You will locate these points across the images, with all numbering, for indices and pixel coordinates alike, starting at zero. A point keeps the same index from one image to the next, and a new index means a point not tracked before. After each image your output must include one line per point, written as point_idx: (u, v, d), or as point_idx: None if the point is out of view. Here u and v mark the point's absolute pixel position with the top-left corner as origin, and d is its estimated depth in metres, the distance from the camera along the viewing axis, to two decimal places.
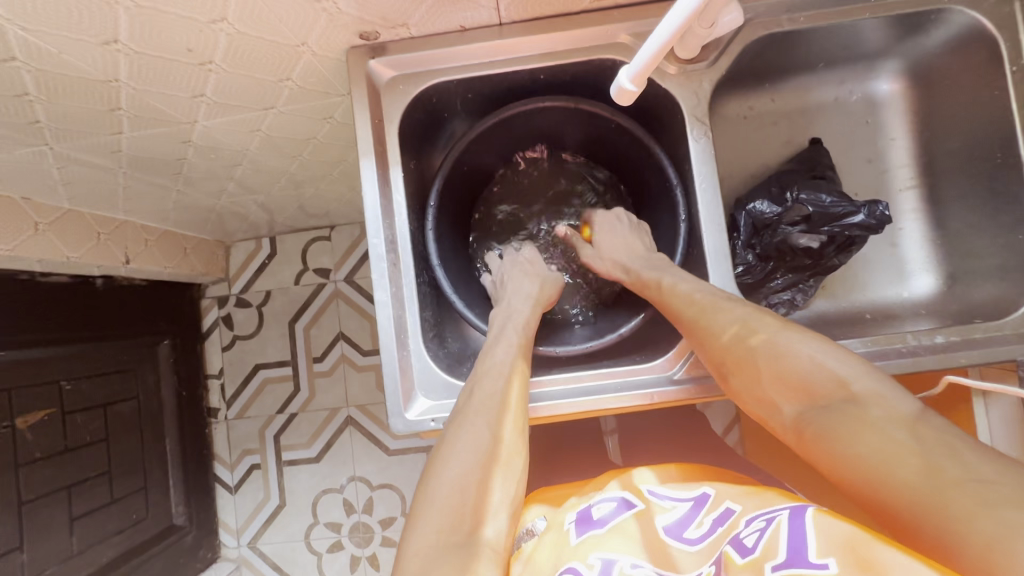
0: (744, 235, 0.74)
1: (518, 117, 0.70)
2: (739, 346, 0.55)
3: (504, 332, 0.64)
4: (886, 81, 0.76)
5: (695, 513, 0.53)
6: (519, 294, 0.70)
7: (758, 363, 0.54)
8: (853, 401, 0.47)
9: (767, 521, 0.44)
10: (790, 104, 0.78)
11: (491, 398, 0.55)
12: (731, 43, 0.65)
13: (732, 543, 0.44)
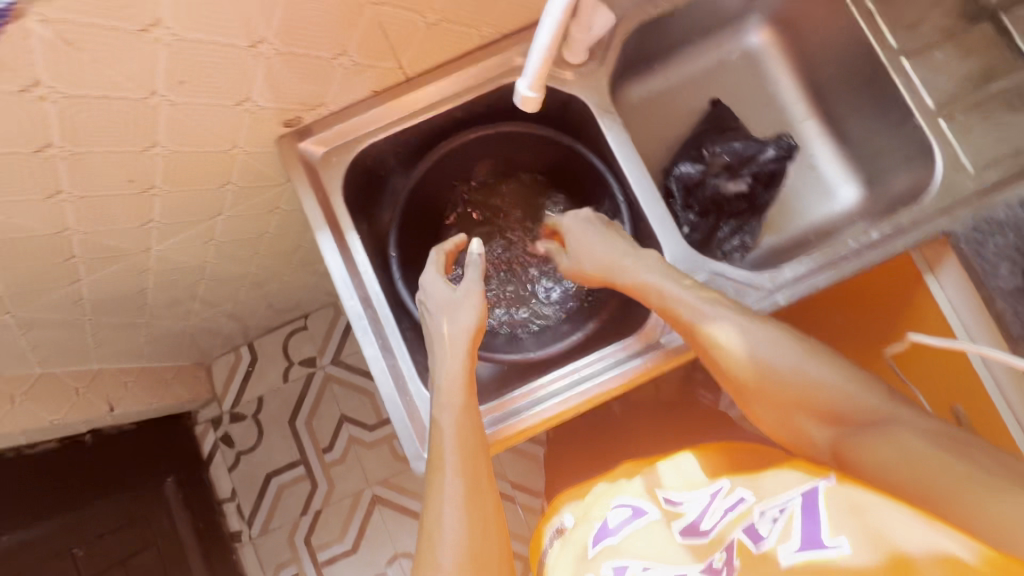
0: (680, 198, 0.79)
1: (448, 157, 0.77)
2: (766, 363, 0.54)
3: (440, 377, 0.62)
4: (755, 34, 0.85)
5: (712, 505, 0.54)
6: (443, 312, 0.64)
7: (791, 380, 0.53)
8: (869, 415, 0.49)
9: (779, 508, 0.47)
10: (682, 76, 0.86)
11: (469, 477, 0.55)
12: (612, 39, 0.72)
13: (744, 529, 0.47)
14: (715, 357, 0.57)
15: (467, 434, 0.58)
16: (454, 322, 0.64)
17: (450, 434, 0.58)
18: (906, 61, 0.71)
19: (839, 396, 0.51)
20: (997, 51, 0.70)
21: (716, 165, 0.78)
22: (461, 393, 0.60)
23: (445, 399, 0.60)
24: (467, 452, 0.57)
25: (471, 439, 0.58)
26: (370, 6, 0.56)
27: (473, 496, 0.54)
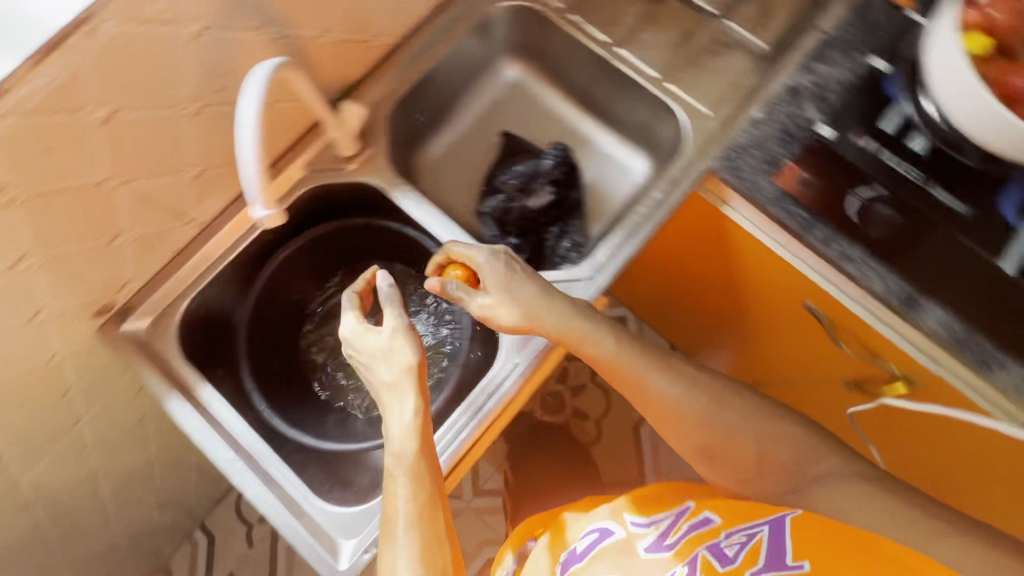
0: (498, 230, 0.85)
1: (276, 280, 0.78)
2: (676, 411, 0.64)
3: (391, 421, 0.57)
4: (510, 67, 0.95)
5: (675, 522, 0.59)
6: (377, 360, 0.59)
7: (714, 428, 0.63)
8: (816, 466, 0.59)
9: (746, 533, 0.52)
10: (467, 125, 0.95)
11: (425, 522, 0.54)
12: (377, 122, 0.79)
13: (711, 549, 0.53)
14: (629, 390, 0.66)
15: (423, 478, 0.55)
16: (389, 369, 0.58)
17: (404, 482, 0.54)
18: (624, 50, 0.82)
19: (791, 452, 0.61)
20: (684, 15, 0.83)
21: (513, 191, 0.86)
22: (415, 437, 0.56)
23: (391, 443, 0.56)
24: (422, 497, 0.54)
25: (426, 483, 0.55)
26: (124, 185, 0.60)
27: (428, 547, 0.53)
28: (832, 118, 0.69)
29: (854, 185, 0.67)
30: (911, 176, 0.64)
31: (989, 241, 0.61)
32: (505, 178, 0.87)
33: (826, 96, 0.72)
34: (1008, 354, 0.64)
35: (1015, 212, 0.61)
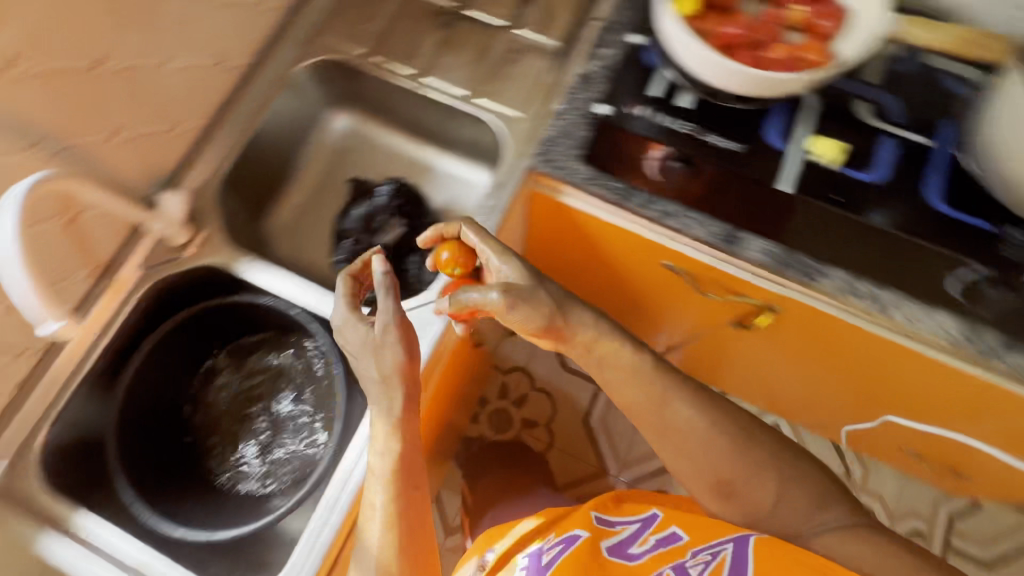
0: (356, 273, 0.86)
1: (138, 383, 0.74)
2: (671, 424, 0.71)
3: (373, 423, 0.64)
4: (338, 118, 0.98)
5: (641, 532, 0.73)
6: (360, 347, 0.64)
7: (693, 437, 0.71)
8: (827, 511, 0.68)
9: (711, 555, 0.64)
10: (310, 182, 0.97)
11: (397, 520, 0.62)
12: (205, 204, 0.80)
13: (676, 565, 0.65)
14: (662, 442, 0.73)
15: (394, 479, 0.62)
16: (381, 364, 0.63)
17: (386, 483, 0.62)
18: (430, 78, 0.86)
19: (817, 497, 0.69)
20: (475, 33, 0.88)
21: (359, 236, 0.87)
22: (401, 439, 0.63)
23: (379, 449, 0.63)
24: (403, 495, 0.63)
25: (409, 487, 0.63)
26: None
27: (402, 543, 0.62)
28: (606, 96, 0.72)
29: (648, 150, 0.70)
30: (686, 129, 0.68)
31: (765, 169, 0.66)
32: (348, 225, 0.88)
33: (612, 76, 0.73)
34: (831, 265, 0.69)
35: (778, 136, 0.67)
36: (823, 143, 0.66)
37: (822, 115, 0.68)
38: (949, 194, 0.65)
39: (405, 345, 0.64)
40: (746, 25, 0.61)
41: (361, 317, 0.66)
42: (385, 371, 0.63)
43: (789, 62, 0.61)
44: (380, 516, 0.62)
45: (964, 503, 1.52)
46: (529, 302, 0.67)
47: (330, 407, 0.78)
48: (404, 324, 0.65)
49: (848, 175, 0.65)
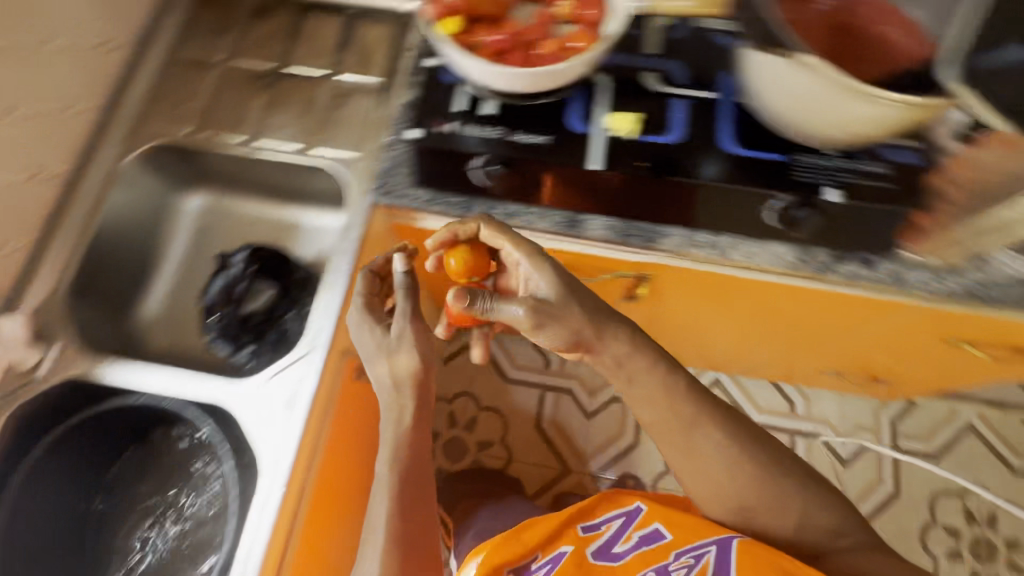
0: (232, 346, 0.84)
1: (27, 515, 0.74)
2: (697, 448, 0.76)
3: (386, 432, 0.71)
4: (191, 199, 0.97)
5: (626, 529, 0.83)
6: (377, 350, 0.73)
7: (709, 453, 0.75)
8: (846, 536, 0.76)
9: (693, 559, 0.72)
10: (175, 269, 0.95)
11: (409, 523, 0.66)
12: (51, 319, 0.78)
13: (659, 568, 0.74)
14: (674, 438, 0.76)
15: (406, 484, 0.68)
16: (396, 371, 0.72)
17: (393, 488, 0.67)
18: (261, 140, 0.87)
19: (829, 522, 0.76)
20: (297, 86, 0.90)
21: (226, 308, 0.85)
22: (407, 443, 0.71)
23: (389, 454, 0.70)
24: (407, 500, 0.67)
25: (417, 496, 0.68)
26: None
27: (411, 546, 0.65)
28: (414, 121, 0.73)
29: (467, 160, 0.72)
30: (495, 134, 0.71)
31: (575, 152, 0.70)
32: (212, 299, 0.86)
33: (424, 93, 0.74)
34: (665, 225, 0.75)
35: (580, 120, 0.71)
36: (619, 118, 0.70)
37: (618, 94, 0.72)
38: (742, 137, 0.70)
39: (410, 347, 0.72)
40: (507, 31, 0.65)
41: (385, 329, 0.74)
42: (398, 375, 0.72)
43: (562, 55, 0.65)
44: (388, 530, 0.65)
45: (900, 405, 1.61)
46: (559, 320, 0.69)
47: (223, 508, 0.77)
48: (418, 330, 0.74)
49: (649, 141, 0.69)
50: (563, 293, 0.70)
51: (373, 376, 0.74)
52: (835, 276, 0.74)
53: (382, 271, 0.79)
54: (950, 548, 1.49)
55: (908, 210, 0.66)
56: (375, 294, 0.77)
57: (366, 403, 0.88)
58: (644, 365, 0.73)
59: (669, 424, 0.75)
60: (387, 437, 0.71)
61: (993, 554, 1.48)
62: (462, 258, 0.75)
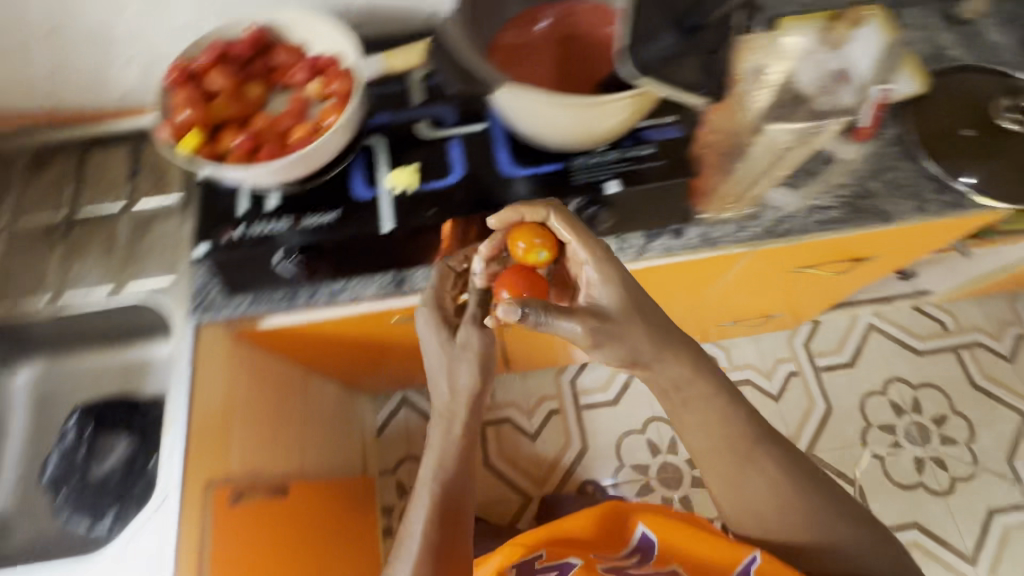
0: (87, 519, 0.80)
1: None
2: (735, 469, 0.71)
3: (445, 428, 0.70)
4: (22, 373, 0.92)
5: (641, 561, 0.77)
6: (436, 344, 0.71)
7: (752, 476, 0.70)
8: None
9: None
10: (25, 448, 0.89)
11: (448, 520, 0.66)
12: None
13: None
14: (721, 463, 0.71)
15: (449, 492, 0.67)
16: (455, 379, 0.70)
17: (435, 492, 0.67)
18: (66, 294, 0.84)
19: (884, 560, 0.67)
20: (95, 229, 0.87)
21: (74, 480, 0.82)
22: (457, 453, 0.69)
23: (435, 463, 0.69)
24: (449, 509, 0.66)
25: (460, 508, 0.67)
26: None
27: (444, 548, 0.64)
28: (199, 237, 0.70)
29: (270, 257, 0.71)
30: (286, 227, 0.70)
31: (368, 218, 0.70)
32: (58, 477, 0.84)
33: (202, 207, 0.72)
34: None
35: (365, 186, 0.72)
36: (397, 174, 0.72)
37: (394, 151, 0.74)
38: (518, 159, 0.73)
39: (467, 359, 0.70)
40: (250, 130, 0.66)
41: (449, 330, 0.71)
42: (449, 408, 0.70)
43: (316, 137, 0.66)
44: (422, 540, 0.64)
45: (808, 328, 1.71)
46: (618, 341, 0.64)
47: None
48: (484, 336, 0.70)
49: (433, 187, 0.71)
50: (626, 308, 0.65)
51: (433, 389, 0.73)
52: (653, 254, 0.77)
53: (462, 269, 0.74)
54: (891, 443, 1.58)
55: (683, 179, 0.71)
56: (444, 293, 0.72)
57: (266, 514, 0.86)
58: (704, 389, 0.70)
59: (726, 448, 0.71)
60: (438, 447, 0.70)
61: (928, 436, 1.58)
62: (530, 239, 0.67)
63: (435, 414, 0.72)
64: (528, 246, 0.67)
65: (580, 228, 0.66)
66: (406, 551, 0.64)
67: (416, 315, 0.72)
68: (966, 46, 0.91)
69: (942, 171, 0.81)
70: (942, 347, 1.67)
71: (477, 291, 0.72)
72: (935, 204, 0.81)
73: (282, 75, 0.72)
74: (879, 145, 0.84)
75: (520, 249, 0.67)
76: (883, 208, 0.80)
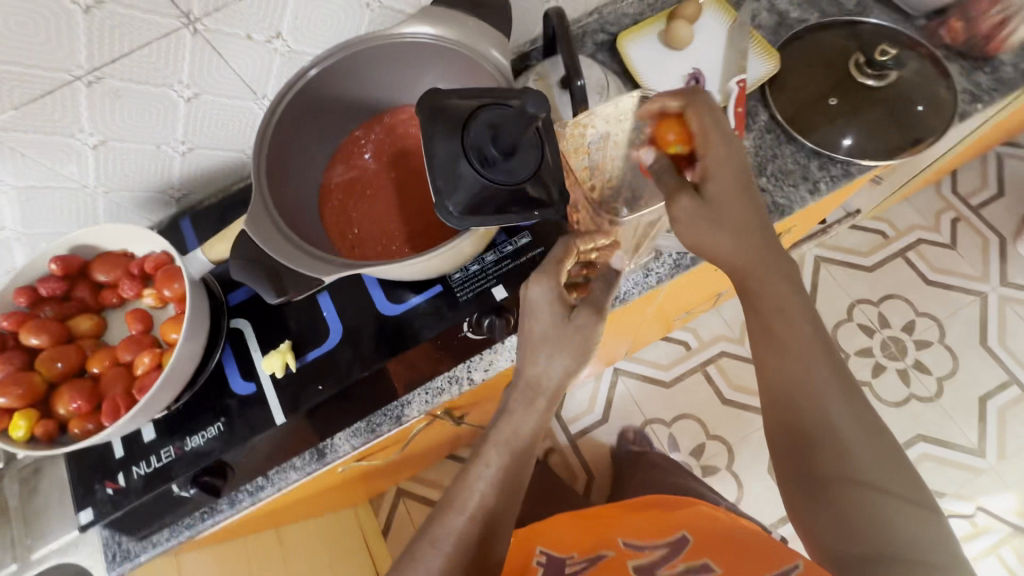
0: None
1: None
2: (796, 352, 0.57)
3: (523, 404, 0.58)
4: None
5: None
6: (550, 305, 0.58)
7: (809, 428, 0.55)
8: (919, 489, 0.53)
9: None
10: None
11: (512, 490, 0.57)
12: None
13: None
14: (783, 395, 0.57)
15: (515, 474, 0.57)
16: (555, 362, 0.57)
17: (500, 459, 0.57)
18: None
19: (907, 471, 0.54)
20: None
21: None
22: (531, 432, 0.58)
23: (507, 436, 0.58)
24: (513, 472, 0.57)
25: (516, 488, 0.57)
26: None
27: (502, 512, 0.56)
28: (79, 503, 0.62)
29: (171, 494, 0.64)
30: (172, 457, 0.63)
31: (259, 416, 0.64)
32: None
33: (68, 466, 0.63)
34: (402, 396, 0.71)
35: (243, 379, 0.65)
36: (268, 358, 0.64)
37: (264, 328, 0.67)
38: (396, 294, 0.67)
39: (570, 344, 0.58)
40: (85, 383, 0.58)
41: (566, 307, 0.58)
42: (536, 379, 0.59)
43: (162, 361, 0.59)
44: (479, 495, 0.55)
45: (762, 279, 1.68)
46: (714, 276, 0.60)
47: None
48: (592, 326, 0.57)
49: (316, 355, 0.65)
50: (761, 241, 0.58)
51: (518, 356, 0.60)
52: None
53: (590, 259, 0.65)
54: (874, 365, 1.57)
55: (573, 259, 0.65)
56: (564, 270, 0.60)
57: None
58: (776, 297, 0.58)
59: (793, 378, 0.56)
60: (515, 416, 0.58)
61: (904, 347, 1.58)
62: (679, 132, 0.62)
63: (519, 377, 0.60)
64: (673, 137, 0.61)
65: (713, 128, 0.58)
66: (461, 501, 0.55)
67: (533, 284, 0.58)
68: (806, 4, 0.89)
69: (820, 145, 0.79)
70: (890, 255, 1.67)
71: (600, 276, 0.62)
72: (824, 182, 0.79)
73: (111, 292, 0.64)
74: (753, 138, 0.81)
75: (673, 135, 0.61)
76: (776, 203, 0.78)
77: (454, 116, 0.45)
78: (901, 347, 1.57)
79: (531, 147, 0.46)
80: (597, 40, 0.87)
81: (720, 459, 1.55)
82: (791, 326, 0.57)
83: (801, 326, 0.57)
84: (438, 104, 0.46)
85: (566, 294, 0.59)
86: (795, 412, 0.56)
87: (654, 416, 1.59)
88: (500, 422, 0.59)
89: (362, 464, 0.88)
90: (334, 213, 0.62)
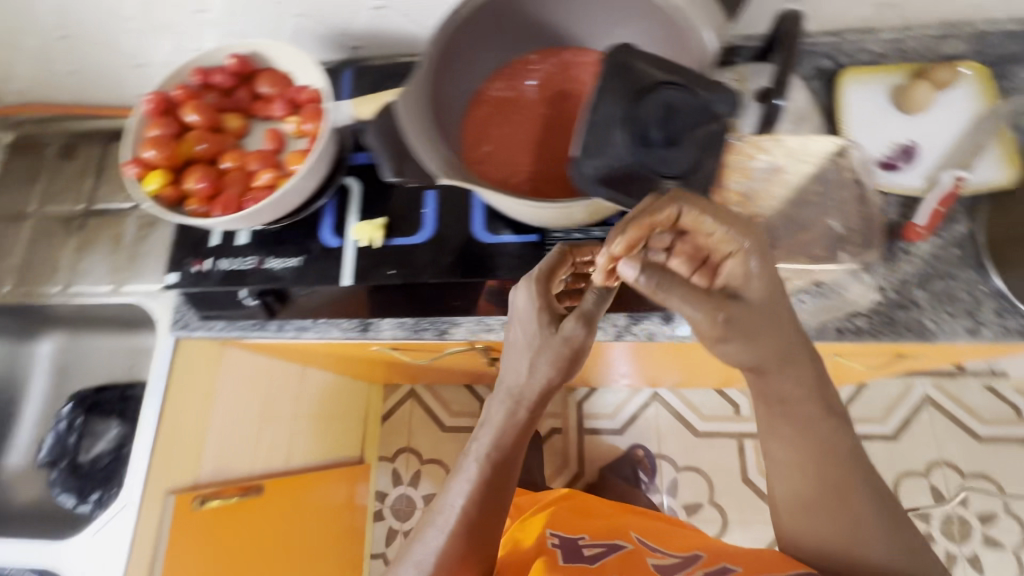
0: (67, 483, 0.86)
1: None
2: (821, 452, 0.50)
3: (514, 410, 0.54)
4: (42, 344, 1.00)
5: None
6: (529, 316, 0.52)
7: (830, 529, 0.50)
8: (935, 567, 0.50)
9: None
10: (42, 411, 0.99)
11: (495, 496, 0.55)
12: None
13: None
14: (799, 501, 0.51)
15: (496, 483, 0.54)
16: (535, 374, 0.52)
17: (480, 474, 0.54)
18: (75, 286, 0.88)
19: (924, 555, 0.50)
20: (105, 225, 0.90)
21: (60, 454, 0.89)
22: (514, 439, 0.55)
23: (488, 446, 0.54)
24: (495, 487, 0.54)
25: (501, 493, 0.55)
26: None
27: (481, 530, 0.54)
28: (169, 266, 0.71)
29: (235, 294, 0.71)
30: (252, 266, 0.69)
31: (332, 270, 0.68)
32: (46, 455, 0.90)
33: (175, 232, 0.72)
34: (455, 315, 0.72)
35: (332, 234, 0.69)
36: (363, 225, 0.68)
37: (368, 197, 0.70)
38: (493, 225, 0.67)
39: (557, 354, 0.51)
40: (213, 173, 0.64)
41: (550, 315, 0.52)
42: (518, 391, 0.53)
43: (278, 184, 0.64)
44: (461, 509, 0.54)
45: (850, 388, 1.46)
46: None
47: None
48: (578, 340, 0.51)
49: (401, 243, 0.67)
50: None
51: (502, 364, 0.55)
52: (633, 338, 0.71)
53: (585, 270, 0.60)
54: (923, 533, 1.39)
55: None
56: (556, 279, 0.54)
57: (234, 515, 0.89)
58: (802, 390, 0.49)
59: (819, 492, 0.50)
60: (498, 425, 0.55)
61: None
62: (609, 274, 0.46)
63: (500, 387, 0.55)
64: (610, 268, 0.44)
65: None
66: (443, 517, 0.54)
67: (519, 288, 0.53)
68: None
69: (1008, 288, 0.66)
70: (1016, 436, 1.37)
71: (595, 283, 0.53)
72: (991, 328, 0.66)
73: (263, 105, 0.69)
74: (936, 244, 0.69)
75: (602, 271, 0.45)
76: (921, 324, 0.67)
77: (634, 82, 0.42)
78: (964, 530, 1.33)
79: (694, 150, 0.42)
80: (816, 65, 0.77)
81: (709, 529, 1.47)
82: (809, 425, 0.49)
83: (831, 432, 0.50)
84: (624, 63, 0.43)
85: (547, 304, 0.52)
86: (810, 514, 0.51)
87: (667, 453, 1.54)
88: (479, 433, 0.56)
89: (393, 352, 0.90)
90: (475, 123, 0.62)
